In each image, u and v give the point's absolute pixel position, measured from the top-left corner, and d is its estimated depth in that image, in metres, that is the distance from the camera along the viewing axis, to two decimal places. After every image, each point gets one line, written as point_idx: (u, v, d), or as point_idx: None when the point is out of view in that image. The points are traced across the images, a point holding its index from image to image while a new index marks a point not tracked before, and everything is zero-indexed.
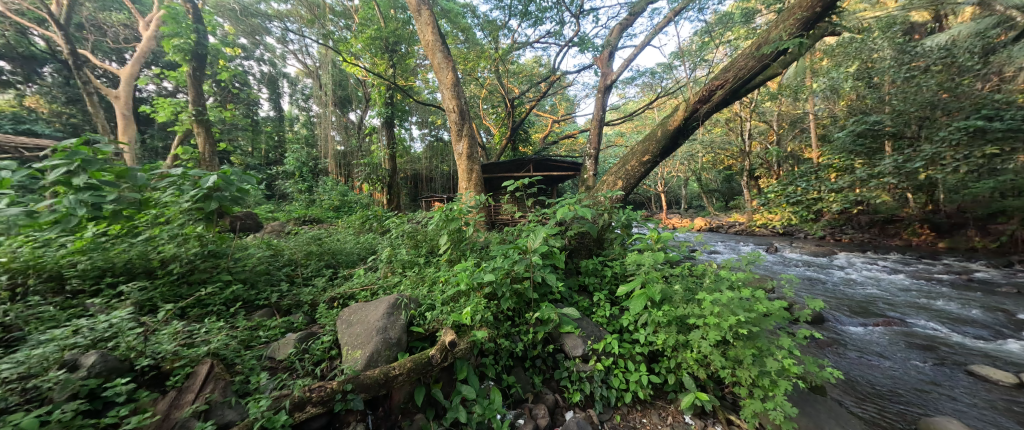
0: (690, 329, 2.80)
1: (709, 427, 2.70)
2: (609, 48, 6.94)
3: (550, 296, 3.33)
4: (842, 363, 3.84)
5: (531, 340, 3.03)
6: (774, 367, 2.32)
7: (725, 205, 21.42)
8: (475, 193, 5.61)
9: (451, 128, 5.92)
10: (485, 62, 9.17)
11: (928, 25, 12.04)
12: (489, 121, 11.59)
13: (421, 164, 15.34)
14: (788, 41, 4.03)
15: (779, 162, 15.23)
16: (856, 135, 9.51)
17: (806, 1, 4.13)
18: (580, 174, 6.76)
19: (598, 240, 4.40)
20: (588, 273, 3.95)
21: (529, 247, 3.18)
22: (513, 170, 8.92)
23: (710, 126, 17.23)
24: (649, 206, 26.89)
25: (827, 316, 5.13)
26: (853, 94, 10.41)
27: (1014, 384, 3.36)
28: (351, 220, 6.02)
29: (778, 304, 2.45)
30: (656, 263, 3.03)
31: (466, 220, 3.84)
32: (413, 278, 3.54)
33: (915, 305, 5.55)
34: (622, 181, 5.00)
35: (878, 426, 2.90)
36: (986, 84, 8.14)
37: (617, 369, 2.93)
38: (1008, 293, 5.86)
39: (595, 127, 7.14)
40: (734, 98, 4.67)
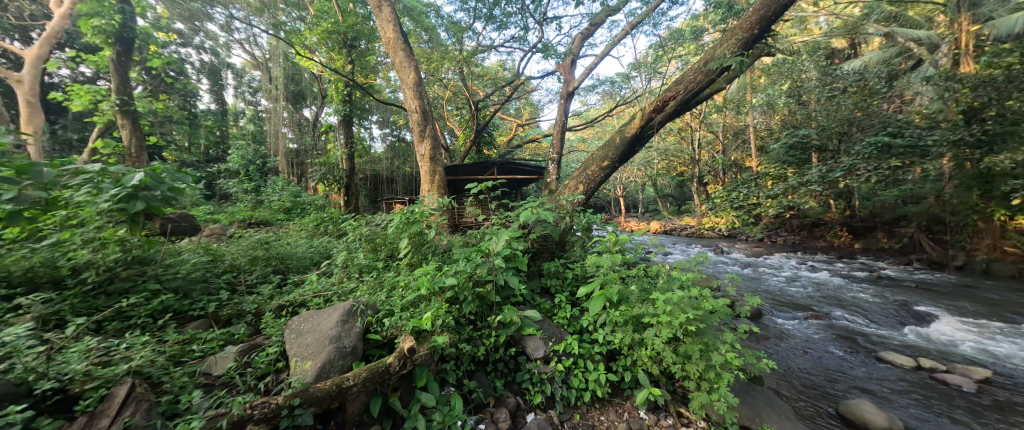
0: (645, 328, 2.93)
1: (662, 420, 2.84)
2: (571, 56, 7.13)
3: (512, 299, 3.35)
4: (776, 354, 4.22)
5: (492, 343, 3.03)
6: (719, 361, 2.49)
7: (677, 209, 22.77)
8: (438, 195, 5.51)
9: (413, 129, 5.79)
10: (448, 63, 9.07)
11: (846, 51, 13.66)
12: (453, 123, 11.48)
13: (382, 164, 14.83)
14: (730, 59, 4.38)
15: (724, 169, 16.51)
16: (789, 147, 10.53)
17: (745, 23, 4.50)
18: (543, 178, 6.87)
19: (561, 242, 4.49)
20: (550, 275, 4.02)
21: (491, 250, 3.17)
22: (477, 173, 8.90)
23: (664, 135, 18.29)
24: (609, 210, 27.95)
25: (765, 311, 5.61)
26: (786, 110, 11.55)
27: (913, 367, 3.88)
28: (303, 222, 5.68)
29: (722, 301, 2.65)
30: (613, 265, 3.16)
31: (428, 223, 3.77)
32: (371, 283, 3.41)
33: (837, 300, 6.23)
34: (583, 185, 5.16)
35: (806, 411, 3.21)
36: (892, 106, 9.35)
37: (577, 369, 3.00)
38: (908, 288, 6.79)
39: (557, 132, 7.28)
40: (684, 109, 4.97)
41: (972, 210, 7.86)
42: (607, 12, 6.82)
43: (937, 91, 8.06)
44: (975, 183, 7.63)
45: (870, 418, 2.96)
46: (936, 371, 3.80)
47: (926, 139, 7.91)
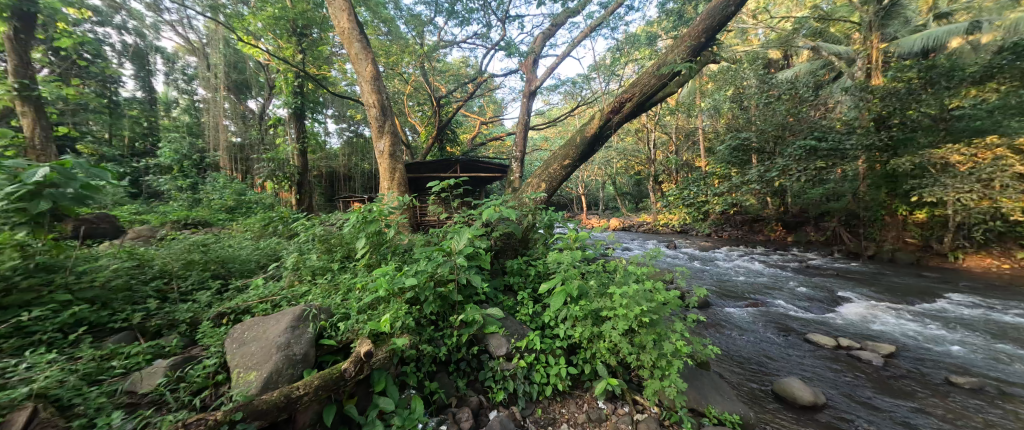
0: (603, 321, 3.04)
1: (619, 408, 2.96)
2: (532, 55, 7.20)
3: (475, 297, 3.34)
4: (721, 340, 4.56)
5: (454, 343, 2.99)
6: (670, 350, 2.65)
7: (635, 206, 23.89)
8: (398, 194, 5.34)
9: (371, 124, 5.55)
10: (408, 57, 8.80)
11: (781, 62, 15.03)
12: (415, 119, 11.19)
13: (338, 161, 14.11)
14: (680, 64, 4.64)
15: (677, 169, 17.56)
16: (733, 149, 11.37)
17: (694, 32, 4.78)
18: (507, 176, 6.90)
19: (524, 240, 4.52)
20: (513, 272, 4.04)
21: (453, 248, 3.12)
22: (439, 170, 8.69)
23: (622, 135, 19.08)
24: (572, 208, 28.73)
25: (712, 301, 6.05)
26: (730, 114, 12.49)
27: (833, 346, 4.36)
28: (249, 222, 5.27)
29: (673, 293, 2.81)
30: (574, 261, 3.25)
31: (388, 221, 3.63)
32: (326, 286, 3.23)
33: (774, 288, 6.83)
34: (546, 183, 5.25)
35: (746, 392, 3.50)
36: (818, 113, 10.41)
37: (539, 364, 3.04)
38: (832, 276, 7.60)
39: (521, 130, 7.32)
40: (640, 110, 5.19)
41: (880, 206, 9.02)
42: (568, 13, 6.95)
43: (854, 100, 9.08)
44: (884, 182, 8.73)
45: (798, 393, 3.30)
46: (851, 349, 4.29)
47: (845, 142, 8.79)
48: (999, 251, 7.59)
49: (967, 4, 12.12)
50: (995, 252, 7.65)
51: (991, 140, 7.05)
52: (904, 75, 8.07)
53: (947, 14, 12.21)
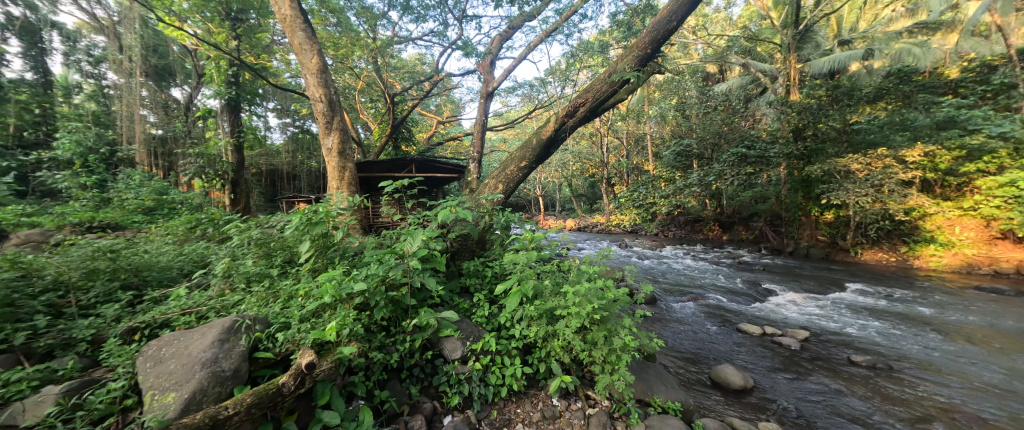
0: (557, 320, 3.10)
1: (572, 404, 3.03)
2: (490, 56, 7.20)
3: (429, 301, 3.27)
4: (664, 333, 4.88)
5: (407, 349, 2.89)
6: (619, 345, 2.77)
7: (589, 207, 24.86)
8: (349, 194, 5.06)
9: (317, 120, 5.21)
10: (360, 51, 8.32)
11: (717, 75, 16.45)
12: (368, 117, 10.72)
13: (280, 158, 13.08)
14: (629, 73, 4.89)
15: (628, 172, 18.51)
16: (677, 154, 12.21)
17: (641, 43, 5.05)
18: (464, 177, 6.84)
19: (481, 241, 4.50)
20: (469, 274, 4.01)
21: (406, 251, 3.01)
22: (393, 170, 8.38)
23: (577, 139, 19.76)
24: (530, 209, 29.24)
25: (658, 297, 6.44)
26: (674, 122, 13.42)
27: (759, 334, 4.85)
28: (170, 224, 4.70)
29: (621, 290, 2.95)
30: (529, 262, 3.28)
31: (336, 223, 3.43)
32: (263, 294, 2.98)
33: (712, 283, 7.41)
34: (503, 184, 5.29)
35: (687, 381, 3.75)
36: (748, 123, 11.52)
37: (494, 365, 3.03)
38: (760, 271, 8.44)
39: (478, 131, 7.26)
40: (593, 115, 5.40)
41: (798, 207, 10.20)
42: (524, 17, 7.05)
43: (777, 113, 10.18)
44: (801, 187, 9.87)
45: (731, 378, 3.62)
46: (774, 335, 4.80)
47: (770, 151, 9.66)
48: (888, 246, 8.87)
49: (863, 34, 14.12)
50: (885, 247, 8.93)
51: (882, 151, 8.25)
52: (817, 92, 9.18)
53: (848, 41, 14.13)
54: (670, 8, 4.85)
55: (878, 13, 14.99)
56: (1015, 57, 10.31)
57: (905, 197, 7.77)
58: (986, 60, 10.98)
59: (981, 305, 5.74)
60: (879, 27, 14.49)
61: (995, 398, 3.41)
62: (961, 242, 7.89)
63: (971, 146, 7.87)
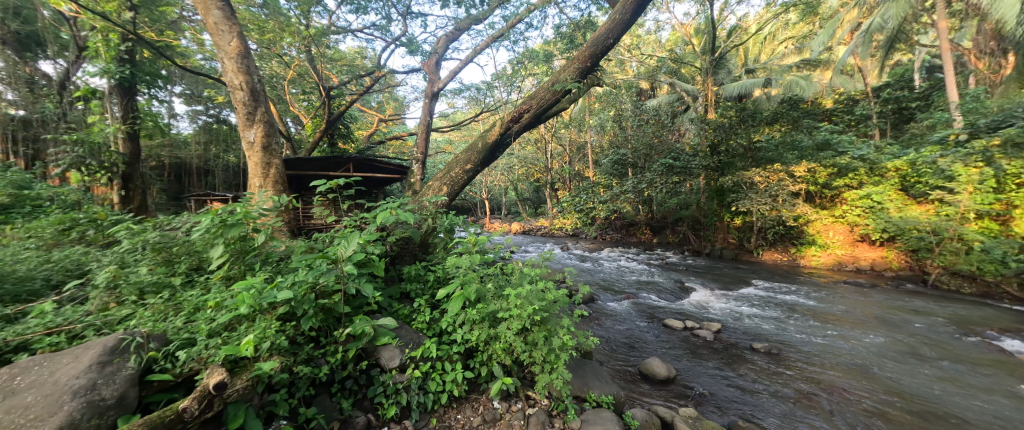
0: (499, 322, 3.12)
1: (512, 406, 3.06)
2: (435, 56, 7.06)
3: (365, 308, 3.09)
4: (601, 331, 5.17)
5: (339, 360, 2.71)
6: (558, 344, 2.87)
7: (534, 211, 25.54)
8: (274, 193, 4.60)
9: (236, 111, 4.66)
10: (290, 38, 7.56)
11: (649, 92, 17.96)
12: (299, 109, 9.84)
13: (189, 151, 11.43)
14: (570, 83, 5.12)
15: (570, 178, 19.36)
16: (614, 163, 13.09)
17: (581, 56, 5.31)
18: (407, 178, 6.61)
19: (423, 245, 4.37)
20: (410, 279, 3.87)
21: (339, 255, 2.80)
22: (328, 169, 7.81)
23: (523, 144, 20.20)
24: (475, 212, 29.21)
25: (596, 297, 6.81)
26: (612, 132, 14.35)
27: (682, 328, 5.36)
28: (33, 225, 3.85)
29: (560, 291, 3.07)
30: (472, 265, 3.26)
31: (257, 225, 3.09)
32: (160, 307, 2.58)
33: (643, 283, 8.04)
34: (447, 187, 5.22)
35: (620, 375, 4.00)
36: (674, 137, 12.74)
37: (434, 372, 2.95)
38: (683, 271, 9.34)
39: (422, 131, 7.06)
40: (537, 122, 5.55)
41: (714, 214, 11.48)
42: (470, 20, 7.04)
43: (698, 129, 11.40)
44: (716, 195, 11.15)
45: (657, 369, 3.95)
46: (694, 328, 5.33)
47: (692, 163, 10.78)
48: (782, 248, 10.35)
49: (764, 66, 16.48)
50: (780, 248, 10.42)
51: (778, 166, 9.66)
52: (728, 113, 10.46)
53: (753, 71, 16.37)
54: (608, 26, 5.17)
55: (775, 49, 17.60)
56: (870, 93, 12.78)
57: (795, 206, 9.16)
58: (851, 95, 13.46)
59: (847, 296, 6.98)
60: (775, 60, 17.03)
61: (855, 372, 4.16)
62: (834, 244, 9.48)
63: (840, 165, 9.62)
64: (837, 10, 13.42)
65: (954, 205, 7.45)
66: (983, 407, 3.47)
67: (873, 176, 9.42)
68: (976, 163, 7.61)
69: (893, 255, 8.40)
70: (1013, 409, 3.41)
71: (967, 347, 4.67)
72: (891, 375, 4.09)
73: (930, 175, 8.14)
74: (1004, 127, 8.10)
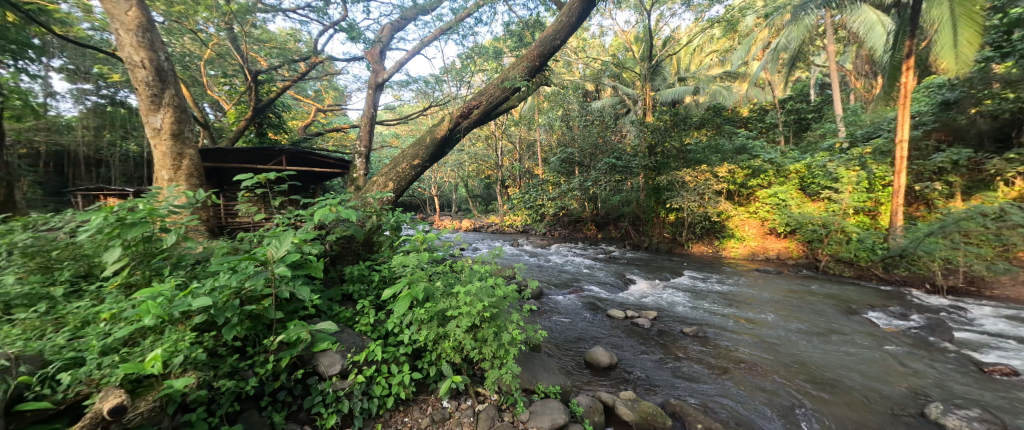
0: (449, 321, 3.07)
1: (462, 404, 3.04)
2: (379, 45, 6.70)
3: (300, 312, 2.86)
4: (550, 325, 5.35)
5: (269, 370, 2.48)
6: (508, 339, 2.89)
7: (485, 208, 25.57)
8: (190, 187, 4.06)
9: (138, 93, 4.02)
10: (207, 13, 6.66)
11: (594, 94, 18.81)
12: (220, 95, 8.75)
13: (74, 137, 9.65)
14: (519, 81, 5.17)
15: (520, 176, 19.66)
16: (562, 161, 13.95)
17: (530, 55, 5.38)
18: (349, 172, 6.23)
19: (367, 243, 4.15)
20: (352, 280, 3.66)
21: (269, 257, 2.55)
22: (257, 161, 7.08)
23: (473, 140, 20.08)
24: (425, 209, 28.52)
25: (545, 291, 7.02)
26: (560, 131, 14.82)
27: (623, 318, 5.72)
28: None
29: (510, 287, 3.10)
30: (420, 263, 3.16)
31: (167, 225, 2.71)
32: (34, 323, 2.16)
33: (589, 276, 8.44)
34: (393, 183, 5.02)
35: (567, 366, 4.17)
36: (617, 138, 13.51)
37: (379, 376, 2.83)
38: (624, 264, 9.99)
39: (365, 123, 6.68)
40: (486, 118, 5.53)
41: (651, 210, 12.41)
42: (417, 10, 6.78)
43: (638, 131, 12.22)
44: (653, 194, 12.07)
45: (601, 358, 4.19)
46: (633, 317, 5.73)
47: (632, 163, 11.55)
48: (707, 241, 11.50)
49: (694, 75, 18.11)
50: (706, 241, 11.56)
51: (705, 167, 10.71)
52: (663, 117, 11.35)
53: (684, 79, 17.90)
54: (555, 27, 5.28)
55: (702, 60, 19.43)
56: (777, 105, 14.65)
57: (718, 203, 10.24)
58: (763, 105, 15.33)
59: (759, 282, 7.99)
60: (703, 71, 18.79)
61: (765, 348, 4.77)
62: (749, 237, 10.76)
63: (755, 166, 10.93)
64: (752, 29, 15.14)
65: (838, 203, 8.86)
66: (858, 369, 4.19)
67: (778, 177, 10.86)
68: (854, 168, 9.20)
69: (794, 245, 9.76)
70: (878, 369, 4.16)
71: (848, 322, 5.57)
72: (792, 349, 4.75)
73: (822, 177, 9.64)
74: (874, 138, 9.79)
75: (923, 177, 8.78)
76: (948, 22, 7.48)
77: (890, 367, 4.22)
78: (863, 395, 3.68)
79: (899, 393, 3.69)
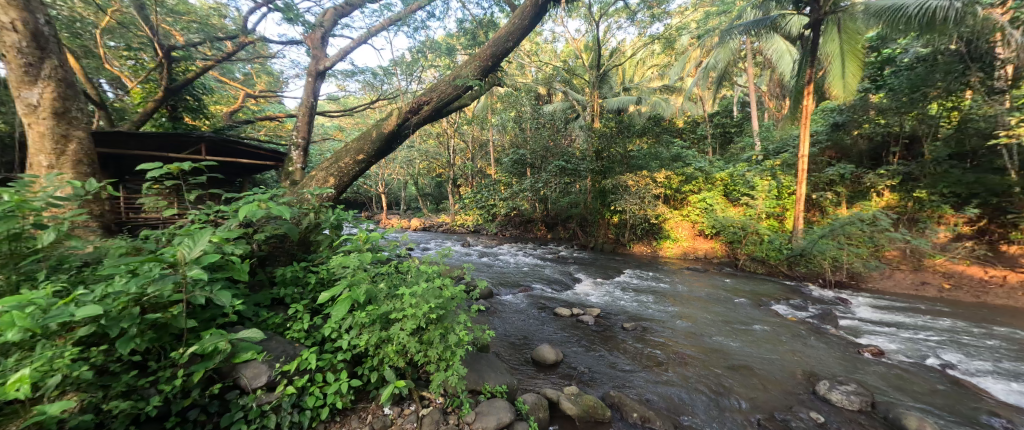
0: (392, 324, 2.94)
1: (405, 409, 2.94)
2: (321, 30, 6.24)
3: (220, 319, 2.57)
4: (498, 325, 5.39)
5: (179, 386, 2.19)
6: (455, 341, 2.83)
7: (436, 207, 25.09)
8: (79, 176, 3.46)
9: (5, 60, 3.32)
10: None
11: (546, 97, 19.35)
12: (122, 70, 7.52)
13: None
14: (471, 80, 5.12)
15: (472, 175, 19.59)
16: (514, 162, 14.15)
17: (483, 54, 5.35)
18: (283, 165, 5.72)
19: (303, 243, 3.85)
20: (284, 282, 3.36)
21: (180, 258, 2.24)
22: (169, 148, 6.21)
23: (424, 138, 19.60)
24: (371, 207, 27.21)
25: (495, 291, 7.05)
26: (513, 132, 15.05)
27: (569, 315, 5.94)
28: None
29: (458, 287, 3.03)
30: (362, 264, 2.99)
31: (45, 221, 2.28)
32: None
33: (537, 276, 8.62)
34: (334, 178, 4.72)
35: (515, 365, 4.22)
36: (567, 141, 14.03)
37: (313, 385, 2.63)
38: (571, 263, 10.37)
39: (304, 113, 6.15)
40: (437, 115, 5.41)
41: (597, 212, 13.05)
42: None
43: (586, 136, 12.81)
44: (599, 196, 12.70)
45: (547, 355, 4.30)
46: (578, 315, 5.97)
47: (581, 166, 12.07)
48: (646, 241, 12.34)
49: (637, 86, 19.42)
50: (644, 241, 12.40)
51: (645, 173, 11.51)
52: (609, 124, 12.02)
53: (628, 89, 19.12)
54: (508, 29, 5.32)
55: (645, 73, 20.90)
56: (707, 119, 16.21)
57: (656, 206, 11.06)
58: (695, 118, 16.88)
59: (689, 279, 8.76)
60: (644, 83, 20.22)
61: (694, 339, 5.23)
62: (682, 237, 11.74)
63: (687, 174, 11.93)
64: (687, 48, 16.61)
65: (754, 208, 10.03)
66: (767, 354, 4.77)
67: (707, 184, 12.00)
68: (767, 178, 10.48)
69: (718, 245, 10.86)
70: (782, 354, 4.77)
71: (761, 313, 6.32)
72: (716, 339, 5.26)
73: (742, 185, 10.86)
74: (782, 152, 11.26)
75: (819, 187, 10.27)
76: (841, 57, 8.93)
77: (791, 351, 4.86)
78: (770, 377, 4.19)
79: (798, 374, 4.25)
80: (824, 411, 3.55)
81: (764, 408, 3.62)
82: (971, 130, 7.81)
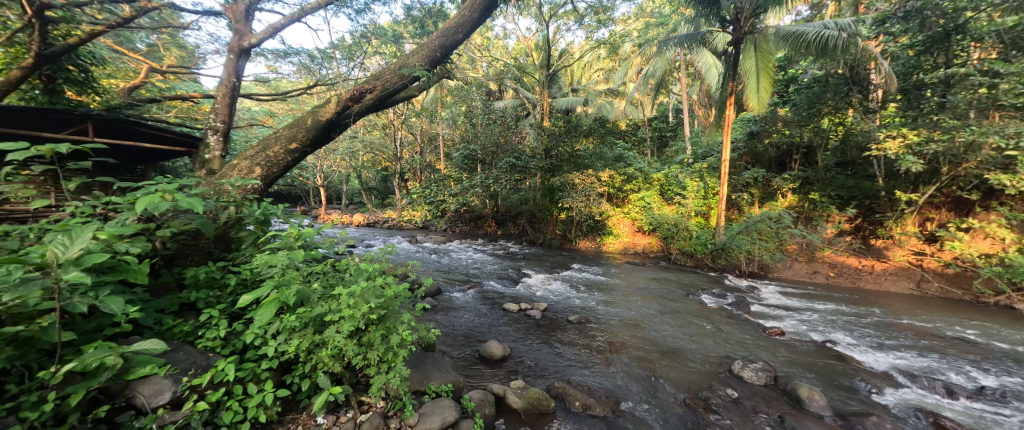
0: (327, 326, 2.73)
1: (341, 417, 2.76)
2: (246, 1, 5.55)
3: (111, 330, 2.19)
4: (446, 322, 5.28)
5: (50, 412, 1.83)
6: (398, 342, 2.70)
7: (381, 202, 23.96)
8: None
9: None
10: None
11: (498, 94, 19.34)
12: None
13: None
14: (417, 70, 4.91)
15: (421, 169, 18.98)
16: (464, 157, 13.91)
17: (430, 44, 5.15)
18: (197, 152, 5.05)
19: (221, 241, 3.41)
20: (196, 285, 2.96)
21: (52, 258, 1.86)
22: (43, 126, 5.14)
23: (369, 128, 18.56)
24: (308, 201, 25.17)
25: (443, 289, 6.90)
26: (464, 127, 14.84)
27: (517, 310, 6.01)
28: None
29: (402, 285, 2.89)
30: (293, 262, 2.73)
31: None
32: None
33: (487, 272, 8.60)
34: (260, 168, 4.26)
35: (462, 362, 4.19)
36: (517, 138, 14.17)
37: (231, 398, 2.36)
38: (520, 259, 10.51)
39: (224, 94, 5.41)
40: (381, 105, 5.13)
41: (546, 209, 13.39)
42: None
43: (536, 134, 13.03)
44: (548, 193, 13.04)
45: (495, 351, 4.31)
46: (526, 309, 6.07)
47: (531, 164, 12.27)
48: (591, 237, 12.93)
49: (583, 88, 20.19)
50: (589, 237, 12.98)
51: (591, 172, 12.02)
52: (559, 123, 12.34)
53: (576, 90, 19.82)
54: (457, 21, 5.19)
55: (591, 75, 21.76)
56: (646, 123, 17.37)
57: (601, 204, 11.62)
58: (636, 122, 18.01)
59: (629, 272, 9.36)
60: (591, 85, 21.08)
61: (632, 328, 5.59)
62: (623, 233, 12.47)
63: (628, 174, 12.70)
64: (630, 54, 17.61)
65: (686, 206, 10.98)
66: (694, 339, 5.24)
67: (646, 183, 12.89)
68: (697, 179, 11.52)
69: (654, 241, 11.72)
70: (706, 338, 5.28)
71: (689, 303, 6.93)
72: (652, 327, 5.67)
73: (675, 185, 11.84)
74: (709, 157, 12.44)
75: (737, 189, 11.54)
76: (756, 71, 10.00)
77: (714, 335, 5.40)
78: (697, 360, 4.61)
79: (719, 356, 4.73)
80: (739, 387, 3.99)
81: (691, 388, 3.97)
82: (852, 142, 9.35)
